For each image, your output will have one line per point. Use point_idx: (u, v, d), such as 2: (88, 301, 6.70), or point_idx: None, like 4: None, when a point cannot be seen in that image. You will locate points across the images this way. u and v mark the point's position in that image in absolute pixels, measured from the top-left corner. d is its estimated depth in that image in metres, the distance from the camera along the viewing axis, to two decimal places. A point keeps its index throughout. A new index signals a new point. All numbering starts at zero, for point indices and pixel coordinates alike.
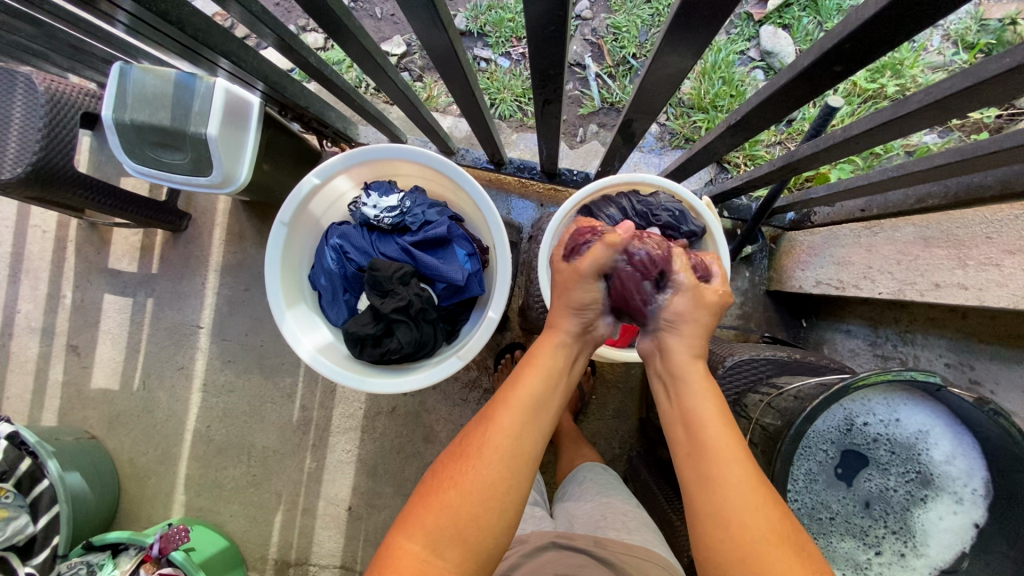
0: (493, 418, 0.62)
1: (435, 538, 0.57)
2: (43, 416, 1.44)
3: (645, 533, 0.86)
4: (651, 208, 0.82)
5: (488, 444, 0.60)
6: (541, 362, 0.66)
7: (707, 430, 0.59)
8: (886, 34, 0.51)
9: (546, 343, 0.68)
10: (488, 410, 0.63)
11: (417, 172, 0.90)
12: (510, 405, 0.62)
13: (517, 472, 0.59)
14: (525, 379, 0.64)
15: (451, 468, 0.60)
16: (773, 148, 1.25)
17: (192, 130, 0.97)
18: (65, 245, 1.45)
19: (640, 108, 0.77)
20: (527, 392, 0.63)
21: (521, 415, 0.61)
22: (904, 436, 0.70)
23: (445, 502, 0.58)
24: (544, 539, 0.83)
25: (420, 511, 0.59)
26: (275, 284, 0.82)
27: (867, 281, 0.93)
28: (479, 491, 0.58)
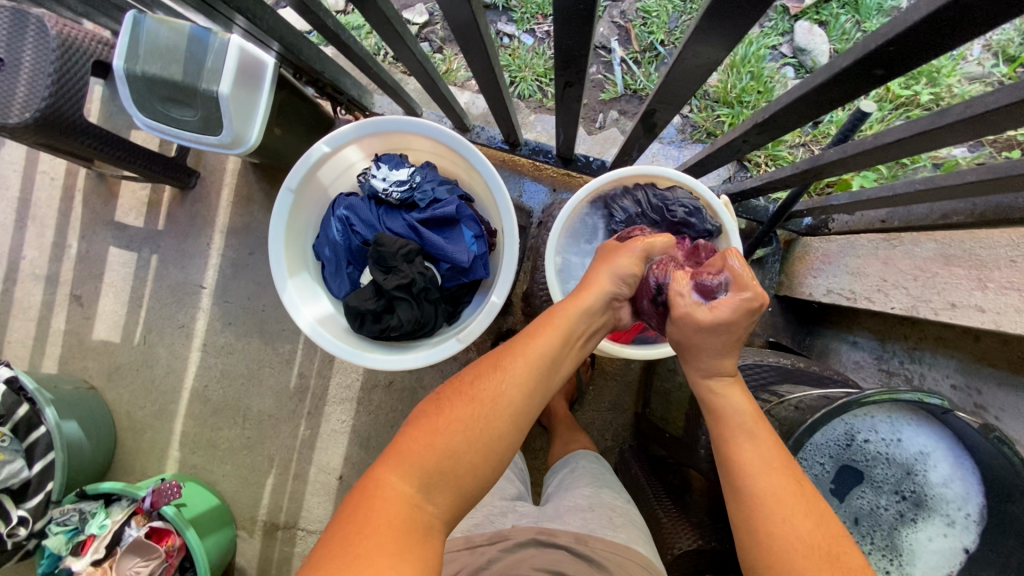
0: (510, 368, 0.61)
1: (432, 479, 0.57)
2: (44, 363, 1.45)
3: (630, 530, 0.86)
4: (667, 202, 0.79)
5: (502, 396, 0.60)
6: (562, 320, 0.65)
7: (746, 441, 0.60)
8: (936, 38, 0.48)
9: (571, 303, 0.67)
10: (503, 359, 0.63)
11: (429, 147, 0.88)
12: (528, 359, 0.62)
13: (517, 427, 0.61)
14: (544, 334, 0.64)
15: (459, 411, 0.60)
16: (797, 151, 1.22)
17: (204, 87, 0.95)
18: (73, 195, 1.44)
19: (665, 98, 0.74)
20: (544, 350, 0.63)
21: (536, 372, 0.62)
22: (903, 455, 0.69)
23: (449, 445, 0.58)
24: (527, 533, 0.82)
25: (421, 449, 0.58)
26: (279, 251, 0.81)
27: (880, 294, 0.91)
28: (482, 440, 0.59)
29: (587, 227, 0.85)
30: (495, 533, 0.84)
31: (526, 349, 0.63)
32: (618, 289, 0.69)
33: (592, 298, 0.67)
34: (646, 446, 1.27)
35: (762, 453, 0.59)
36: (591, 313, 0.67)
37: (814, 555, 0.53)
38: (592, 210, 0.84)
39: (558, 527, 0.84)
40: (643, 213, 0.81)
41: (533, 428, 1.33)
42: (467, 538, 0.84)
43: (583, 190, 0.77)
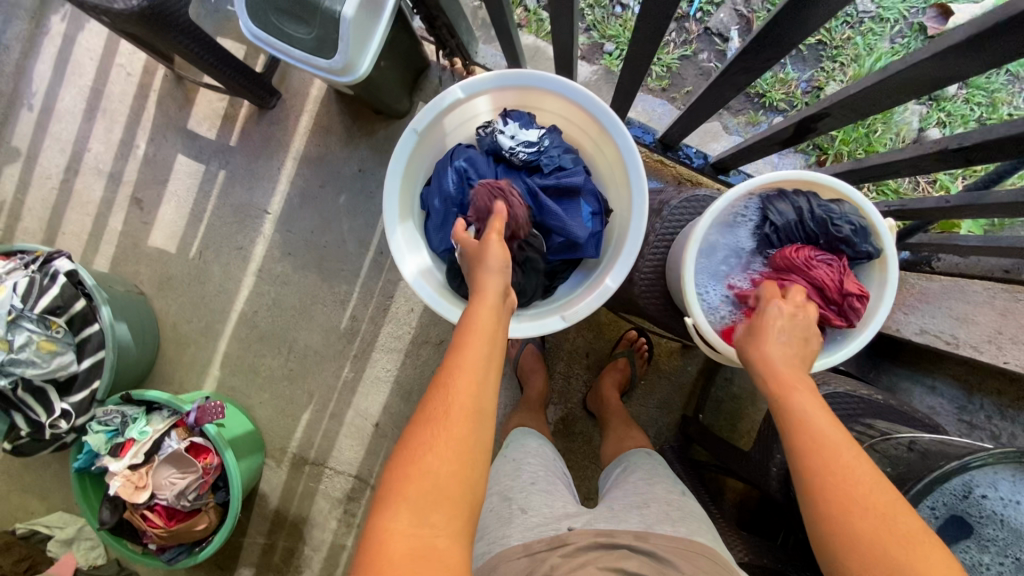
0: (449, 380, 0.58)
1: (424, 505, 0.52)
2: (96, 260, 1.43)
3: (690, 524, 0.77)
4: (832, 216, 0.75)
5: (453, 403, 0.56)
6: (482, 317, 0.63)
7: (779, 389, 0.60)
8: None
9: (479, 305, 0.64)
10: (443, 375, 0.58)
11: (561, 109, 0.83)
12: (467, 369, 0.58)
13: (481, 426, 0.56)
14: (469, 340, 0.61)
15: (419, 436, 0.55)
16: (904, 180, 1.17)
17: (327, 6, 0.90)
18: (147, 93, 1.40)
19: (864, 101, 0.71)
20: (474, 353, 0.60)
21: (475, 372, 0.58)
22: (1019, 520, 0.63)
23: (423, 468, 0.53)
24: (587, 534, 0.72)
25: (397, 484, 0.53)
26: (393, 194, 0.78)
27: (992, 346, 0.92)
28: (453, 448, 0.54)
29: (734, 223, 0.82)
30: (556, 538, 0.72)
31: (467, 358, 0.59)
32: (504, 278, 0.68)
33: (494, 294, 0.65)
34: (687, 450, 1.27)
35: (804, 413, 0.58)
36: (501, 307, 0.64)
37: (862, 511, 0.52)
38: (742, 207, 0.81)
39: (613, 526, 0.74)
40: (802, 222, 0.77)
41: (577, 411, 1.32)
42: (526, 545, 0.73)
43: (745, 186, 0.73)
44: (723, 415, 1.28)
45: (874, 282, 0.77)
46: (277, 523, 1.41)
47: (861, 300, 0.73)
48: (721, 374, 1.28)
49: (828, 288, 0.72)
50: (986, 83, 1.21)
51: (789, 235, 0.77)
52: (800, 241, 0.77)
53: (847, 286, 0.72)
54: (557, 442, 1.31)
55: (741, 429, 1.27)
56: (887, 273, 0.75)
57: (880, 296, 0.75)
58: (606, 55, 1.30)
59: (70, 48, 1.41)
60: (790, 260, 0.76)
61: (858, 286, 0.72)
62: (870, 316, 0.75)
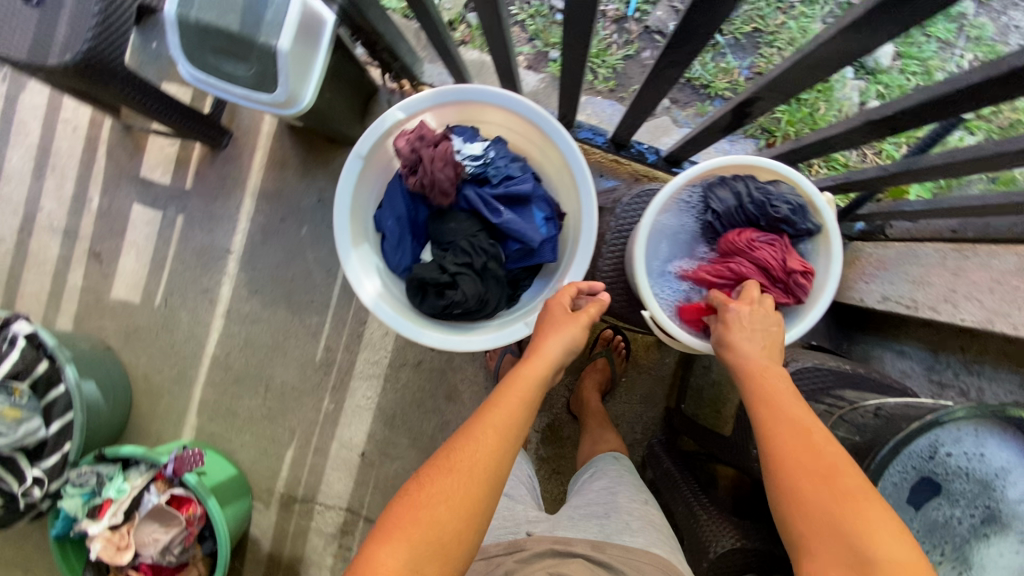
0: (479, 437, 0.59)
1: (421, 552, 0.54)
2: (59, 319, 1.40)
3: (651, 535, 0.75)
4: (770, 198, 0.76)
5: (480, 463, 0.58)
6: (524, 377, 0.64)
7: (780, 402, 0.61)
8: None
9: (526, 366, 0.65)
10: (472, 428, 0.60)
11: (504, 120, 0.84)
12: (496, 429, 0.60)
13: (495, 491, 0.58)
14: (507, 400, 0.62)
15: (436, 482, 0.57)
16: (852, 153, 1.19)
17: (262, 40, 0.90)
18: (96, 146, 1.38)
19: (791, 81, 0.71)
20: (509, 417, 0.61)
21: (505, 437, 0.60)
22: (984, 471, 0.64)
23: (432, 517, 0.55)
24: (544, 541, 0.72)
25: (406, 523, 0.55)
26: (344, 220, 0.78)
27: (948, 305, 0.89)
28: (465, 505, 0.56)
29: (679, 214, 0.84)
30: (512, 542, 0.73)
31: (496, 418, 0.61)
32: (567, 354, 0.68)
33: (546, 359, 0.66)
34: (675, 442, 1.26)
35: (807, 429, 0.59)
36: (546, 374, 0.65)
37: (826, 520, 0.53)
38: (685, 198, 0.83)
39: (573, 535, 0.74)
40: (742, 206, 0.79)
41: (563, 415, 1.31)
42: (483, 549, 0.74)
43: (681, 178, 0.75)
44: (705, 403, 1.28)
45: (821, 258, 0.78)
46: (272, 568, 1.37)
47: (806, 273, 0.75)
48: (699, 363, 1.28)
49: (772, 267, 0.75)
50: (918, 53, 1.24)
51: (732, 220, 0.79)
52: (744, 224, 0.79)
53: (789, 263, 0.75)
54: (545, 450, 1.30)
55: (724, 416, 1.27)
56: (832, 249, 0.76)
57: (827, 269, 0.77)
58: (551, 62, 1.32)
59: (13, 108, 1.39)
60: (734, 245, 0.78)
61: (800, 261, 0.75)
62: (821, 290, 0.76)
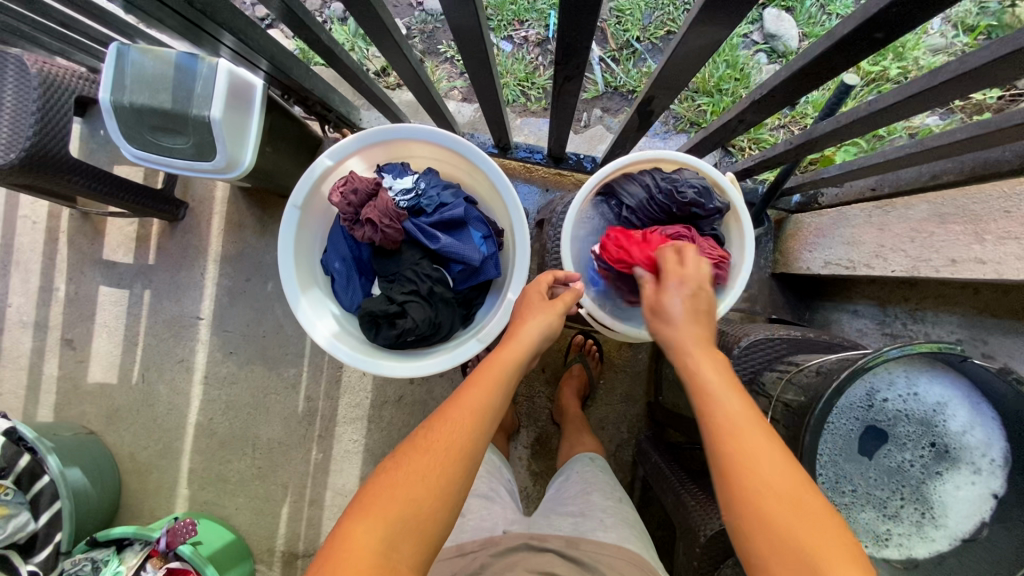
0: (455, 414, 0.58)
1: (396, 530, 0.53)
2: (39, 412, 1.41)
3: (624, 530, 0.77)
4: (676, 184, 0.81)
5: (456, 442, 0.57)
6: (499, 362, 0.63)
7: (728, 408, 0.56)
8: (900, 23, 0.48)
9: (504, 347, 0.65)
10: (448, 410, 0.59)
11: (428, 152, 0.88)
12: (472, 408, 0.59)
13: (468, 469, 0.57)
14: (482, 380, 0.62)
15: (413, 459, 0.56)
16: (777, 131, 1.21)
17: (195, 112, 0.94)
18: (57, 237, 1.41)
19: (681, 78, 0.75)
20: (486, 397, 0.60)
21: (481, 415, 0.59)
22: (922, 409, 0.66)
23: (409, 495, 0.54)
24: (517, 537, 0.74)
25: (383, 500, 0.54)
26: (289, 268, 0.81)
27: (879, 259, 0.91)
28: (440, 483, 0.55)
29: (597, 220, 0.89)
30: (488, 539, 0.75)
31: (471, 398, 0.60)
32: (544, 340, 0.68)
33: (520, 346, 0.66)
34: (661, 436, 1.27)
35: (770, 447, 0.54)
36: (523, 357, 0.65)
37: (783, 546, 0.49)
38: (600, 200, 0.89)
39: (548, 532, 0.76)
40: (651, 198, 0.83)
41: (548, 427, 1.32)
42: (459, 545, 0.75)
43: (586, 187, 0.81)
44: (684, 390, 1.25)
45: (736, 234, 0.84)
46: None
47: (717, 266, 0.79)
48: None
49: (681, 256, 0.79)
50: (823, 31, 1.29)
51: (647, 213, 0.84)
52: (659, 215, 0.83)
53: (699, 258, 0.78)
54: (537, 463, 1.31)
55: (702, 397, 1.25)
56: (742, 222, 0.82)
57: (743, 247, 0.83)
58: None
59: None
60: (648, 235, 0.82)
61: (711, 256, 0.78)
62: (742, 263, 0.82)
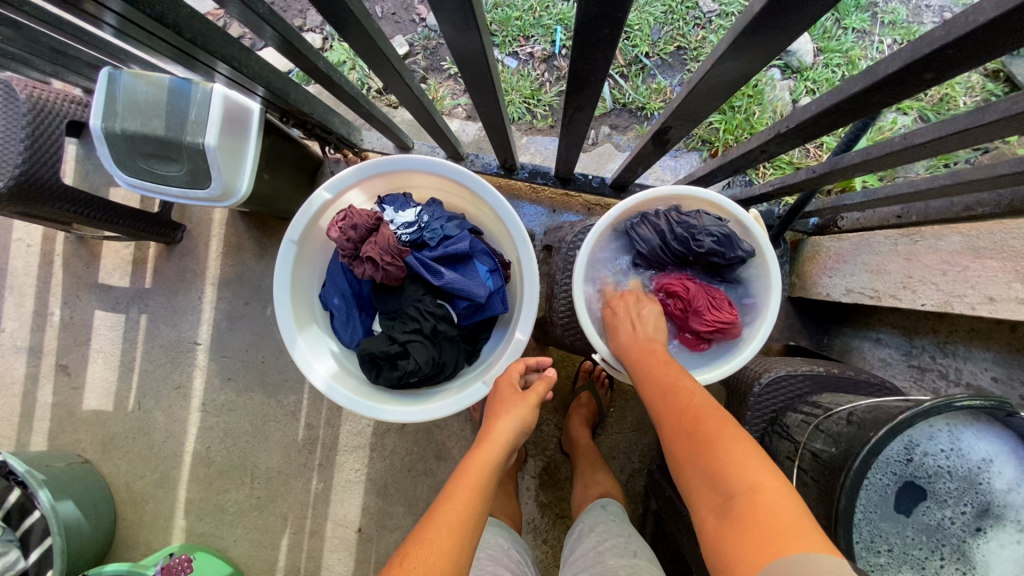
0: (428, 535, 0.54)
1: None
2: (32, 441, 1.37)
3: None
4: (693, 232, 0.79)
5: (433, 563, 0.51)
6: (472, 468, 0.62)
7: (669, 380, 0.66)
8: (955, 62, 0.44)
9: (478, 449, 0.65)
10: (422, 532, 0.55)
11: (432, 183, 0.84)
12: (449, 524, 0.55)
13: None
14: (458, 493, 0.58)
15: None
16: (794, 151, 1.16)
17: (189, 139, 0.90)
18: (52, 260, 1.38)
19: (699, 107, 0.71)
20: (462, 510, 0.57)
21: (458, 532, 0.55)
22: (964, 467, 0.62)
23: None
24: None
25: None
26: (285, 307, 0.77)
27: (907, 291, 0.86)
28: None
29: (609, 257, 0.85)
30: None
31: (446, 514, 0.56)
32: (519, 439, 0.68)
33: (497, 445, 0.65)
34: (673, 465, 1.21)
35: (698, 400, 0.62)
36: (498, 463, 0.63)
37: (708, 481, 0.54)
38: (614, 239, 0.84)
39: None
40: (665, 244, 0.81)
41: (556, 456, 1.28)
42: None
43: (604, 220, 0.77)
44: None
45: (758, 279, 0.81)
46: None
47: (715, 334, 0.78)
48: None
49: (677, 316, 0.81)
50: (838, 45, 1.24)
51: (658, 257, 0.82)
52: (671, 259, 0.82)
53: (693, 326, 0.79)
54: (545, 495, 1.26)
55: None
56: (767, 266, 0.78)
57: (767, 289, 0.79)
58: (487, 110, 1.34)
59: None
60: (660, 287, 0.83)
61: (707, 324, 0.78)
62: (766, 310, 0.78)
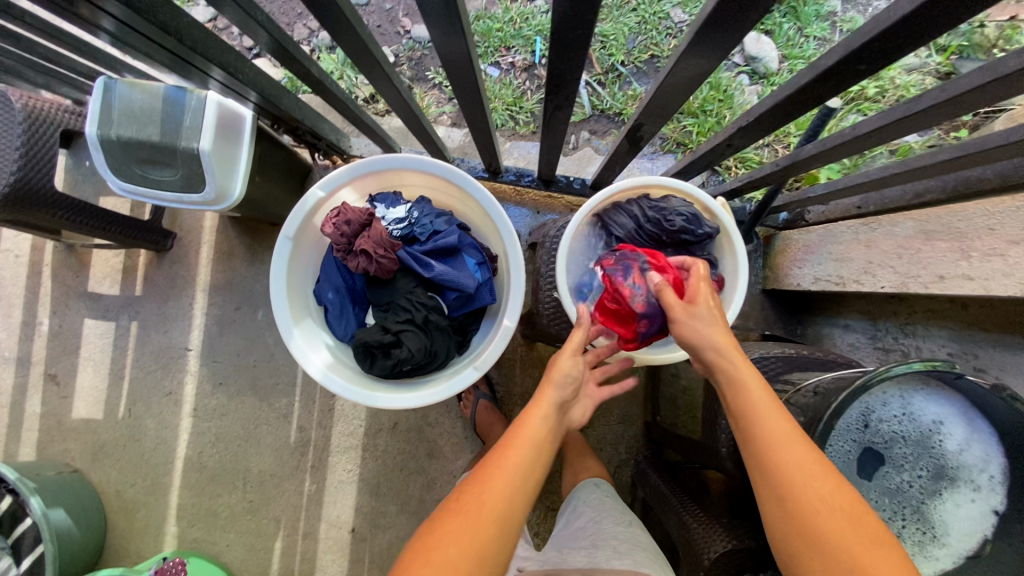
0: (487, 481, 0.61)
1: None
2: (21, 452, 1.37)
3: (639, 554, 0.78)
4: (664, 214, 0.83)
5: (488, 507, 0.59)
6: (530, 423, 0.64)
7: (783, 452, 0.58)
8: (884, 54, 0.50)
9: (532, 413, 0.65)
10: (481, 473, 0.62)
11: (419, 180, 0.88)
12: (506, 470, 0.61)
13: (501, 535, 0.59)
14: (512, 447, 0.62)
15: (447, 524, 0.59)
16: (763, 151, 1.23)
17: (183, 144, 0.93)
18: (40, 269, 1.39)
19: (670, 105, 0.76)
20: (516, 462, 0.61)
21: (513, 481, 0.61)
22: (919, 430, 0.67)
23: (438, 559, 0.57)
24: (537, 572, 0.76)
25: (416, 554, 0.58)
26: (282, 301, 0.80)
27: (868, 275, 0.92)
28: (471, 543, 0.58)
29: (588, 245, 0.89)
30: None
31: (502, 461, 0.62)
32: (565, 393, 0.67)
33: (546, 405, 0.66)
34: (659, 454, 1.26)
35: (825, 485, 0.57)
36: (553, 415, 0.65)
37: None
38: (591, 233, 0.89)
39: (568, 564, 0.77)
40: (640, 227, 0.85)
41: None
42: None
43: (580, 216, 0.82)
44: None
45: (729, 257, 0.85)
46: None
47: None
48: (667, 371, 1.26)
49: None
50: (801, 52, 1.32)
51: (635, 241, 0.86)
52: (648, 243, 0.86)
53: None
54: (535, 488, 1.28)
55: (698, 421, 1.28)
56: (733, 242, 0.83)
57: (736, 267, 0.84)
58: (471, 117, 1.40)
59: None
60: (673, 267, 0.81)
61: None
62: (735, 288, 0.83)
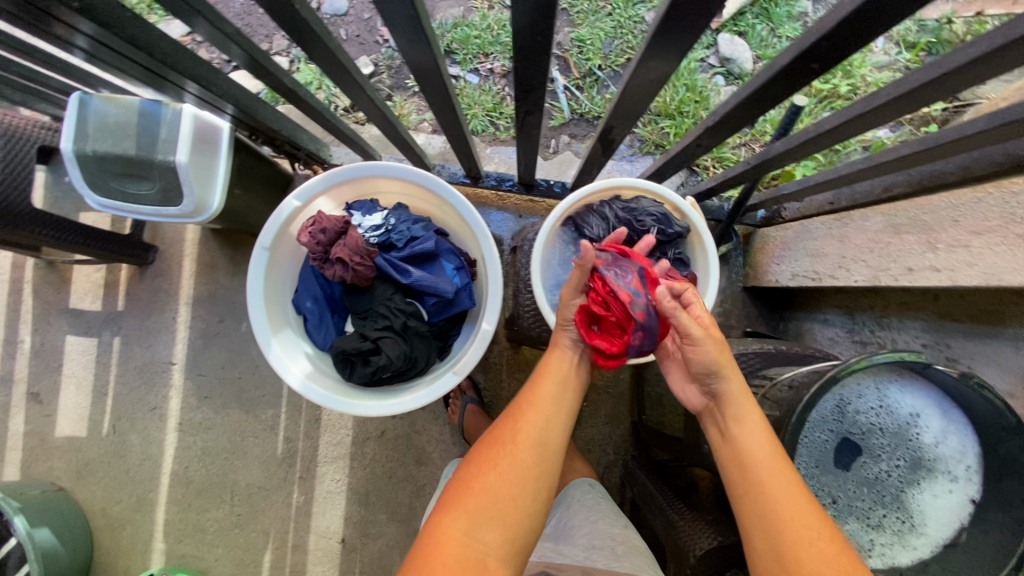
0: (522, 414, 0.68)
1: (479, 519, 0.61)
2: (4, 472, 1.35)
3: (636, 558, 0.79)
4: (635, 214, 0.85)
5: (524, 435, 0.66)
6: (553, 371, 0.73)
7: (784, 504, 0.58)
8: (834, 52, 0.51)
9: (552, 352, 0.76)
10: (513, 412, 0.70)
11: (396, 188, 0.89)
12: (537, 404, 0.69)
13: (545, 457, 0.66)
14: (541, 384, 0.71)
15: (487, 454, 0.66)
16: (739, 150, 1.24)
17: (160, 158, 0.93)
18: (21, 287, 1.38)
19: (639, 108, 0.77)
20: (546, 397, 0.70)
21: (545, 411, 0.69)
22: (897, 423, 0.68)
23: (484, 484, 0.63)
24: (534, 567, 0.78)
25: (463, 482, 0.65)
26: (259, 311, 0.80)
27: (842, 270, 0.94)
28: (514, 470, 0.64)
29: (563, 247, 0.90)
30: None
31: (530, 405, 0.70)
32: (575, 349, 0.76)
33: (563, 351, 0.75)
34: (647, 454, 1.26)
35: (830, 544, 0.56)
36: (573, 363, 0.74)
37: None
38: (565, 235, 0.90)
39: (562, 562, 0.78)
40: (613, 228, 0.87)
41: None
42: None
43: (553, 217, 0.83)
44: None
45: (700, 255, 0.87)
46: None
47: None
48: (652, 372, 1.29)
49: None
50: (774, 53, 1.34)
51: None
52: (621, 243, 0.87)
53: None
54: None
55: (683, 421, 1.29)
56: (703, 240, 0.85)
57: (707, 265, 0.86)
58: None
59: None
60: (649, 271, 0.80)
61: None
62: (706, 286, 0.86)
